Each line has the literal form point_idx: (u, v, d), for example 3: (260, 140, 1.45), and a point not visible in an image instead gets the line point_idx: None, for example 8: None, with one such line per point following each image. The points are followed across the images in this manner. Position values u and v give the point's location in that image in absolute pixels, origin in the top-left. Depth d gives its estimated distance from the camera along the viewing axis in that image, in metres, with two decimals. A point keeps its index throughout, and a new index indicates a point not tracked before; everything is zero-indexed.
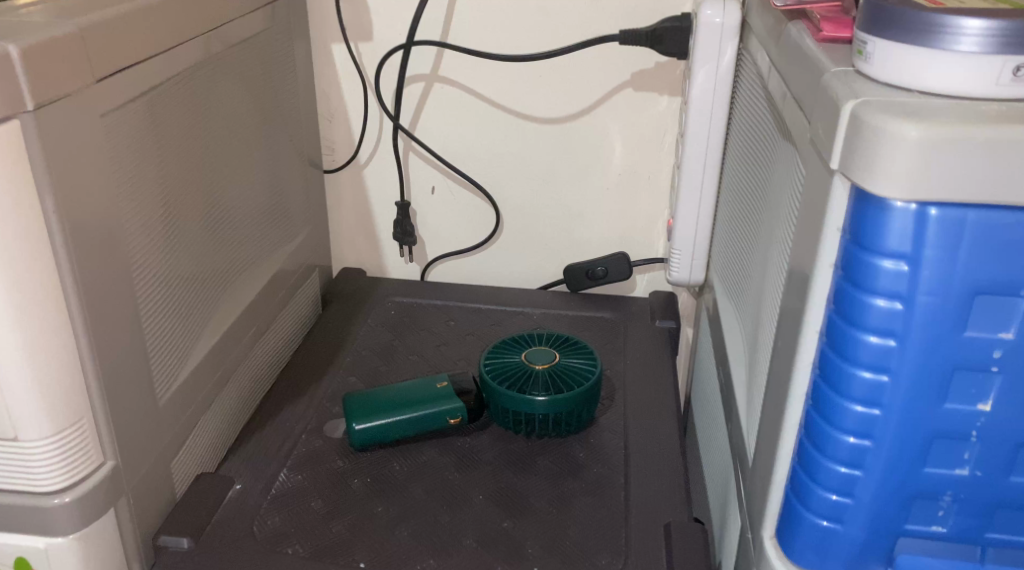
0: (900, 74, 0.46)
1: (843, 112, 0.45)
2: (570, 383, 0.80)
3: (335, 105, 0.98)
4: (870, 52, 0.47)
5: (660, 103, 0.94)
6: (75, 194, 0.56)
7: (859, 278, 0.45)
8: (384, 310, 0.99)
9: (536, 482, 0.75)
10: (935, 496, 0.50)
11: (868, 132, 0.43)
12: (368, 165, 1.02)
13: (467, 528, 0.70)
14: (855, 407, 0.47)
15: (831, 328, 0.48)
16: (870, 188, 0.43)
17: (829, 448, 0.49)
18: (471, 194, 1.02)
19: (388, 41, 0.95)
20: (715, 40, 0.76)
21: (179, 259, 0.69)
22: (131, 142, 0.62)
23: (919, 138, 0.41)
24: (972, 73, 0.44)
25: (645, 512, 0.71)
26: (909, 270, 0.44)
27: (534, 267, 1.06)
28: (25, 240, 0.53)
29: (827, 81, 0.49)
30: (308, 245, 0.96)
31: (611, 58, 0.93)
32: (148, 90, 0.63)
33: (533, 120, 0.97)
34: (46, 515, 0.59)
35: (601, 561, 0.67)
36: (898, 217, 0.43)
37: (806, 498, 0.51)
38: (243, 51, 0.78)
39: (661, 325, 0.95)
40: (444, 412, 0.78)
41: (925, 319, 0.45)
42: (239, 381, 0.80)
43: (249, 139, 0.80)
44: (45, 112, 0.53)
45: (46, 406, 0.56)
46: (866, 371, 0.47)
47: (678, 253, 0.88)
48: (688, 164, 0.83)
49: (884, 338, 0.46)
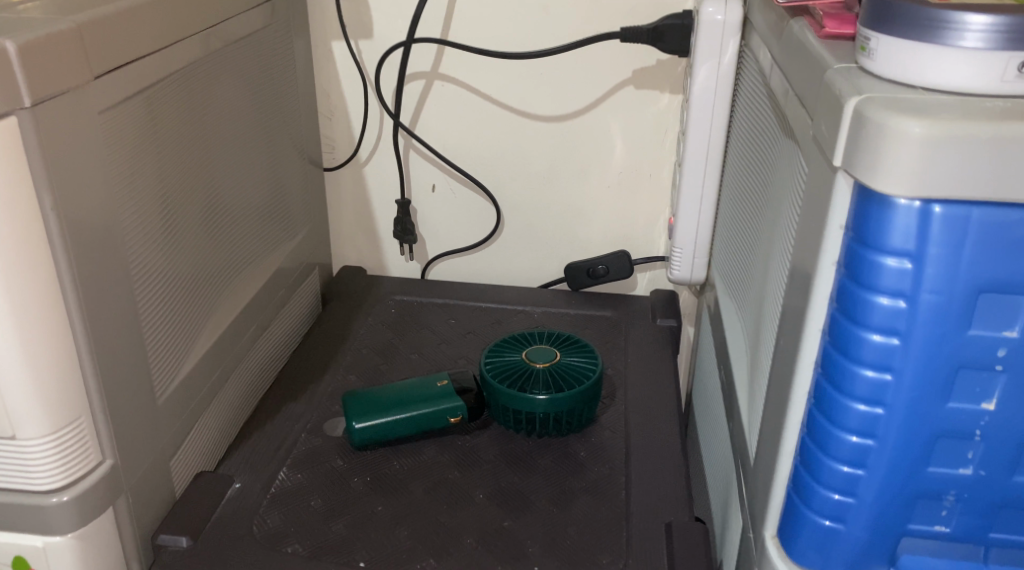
0: (903, 70, 0.45)
1: (846, 109, 0.44)
2: (570, 382, 0.79)
3: (335, 103, 0.98)
4: (873, 49, 0.47)
5: (661, 102, 0.94)
6: (73, 191, 0.56)
7: (862, 276, 0.45)
8: (384, 308, 0.99)
9: (537, 481, 0.74)
10: (938, 496, 0.49)
11: (872, 129, 0.42)
12: (368, 163, 1.01)
13: (467, 527, 0.69)
14: (858, 407, 0.47)
15: (834, 326, 0.48)
16: (873, 186, 0.43)
17: (831, 447, 0.49)
18: (471, 192, 1.02)
19: (388, 39, 0.94)
20: (716, 38, 0.76)
21: (179, 258, 0.69)
22: (129, 139, 0.62)
23: (924, 135, 0.41)
24: (976, 70, 0.44)
25: (646, 512, 0.71)
26: (912, 269, 0.44)
27: (535, 265, 1.06)
28: (23, 237, 0.53)
29: (830, 78, 0.48)
30: (308, 243, 0.96)
31: (612, 55, 0.92)
32: (146, 87, 0.63)
33: (534, 118, 0.97)
34: (44, 514, 0.59)
35: (602, 560, 0.67)
36: (902, 215, 0.43)
37: (808, 498, 0.51)
38: (243, 48, 0.77)
39: (662, 323, 0.95)
40: (444, 411, 0.77)
41: (929, 318, 0.44)
42: (239, 379, 0.79)
43: (248, 136, 0.80)
44: (42, 110, 0.52)
45: (44, 404, 0.56)
46: (869, 370, 0.46)
47: (679, 252, 0.88)
48: (689, 163, 0.82)
49: (887, 337, 0.45)
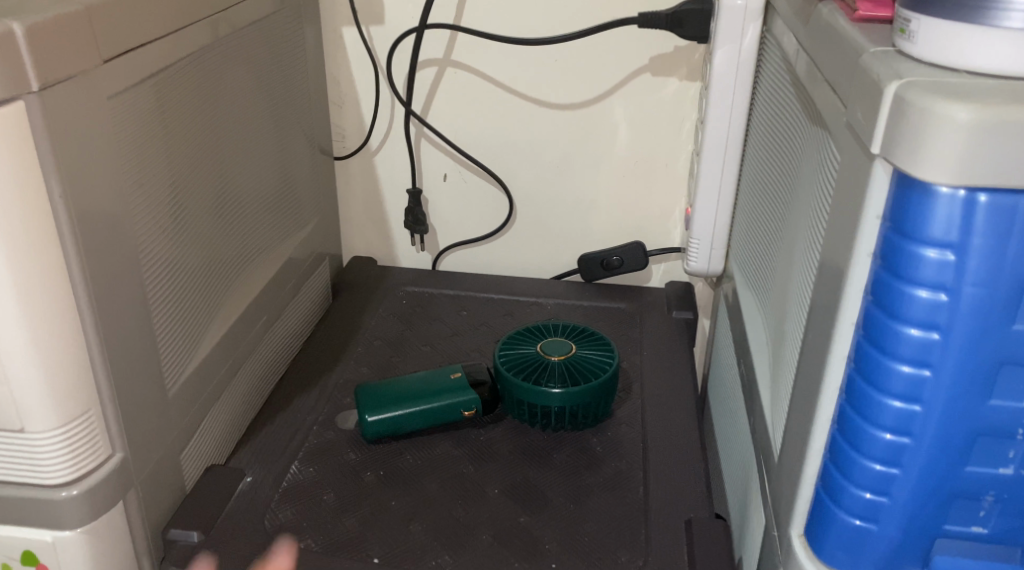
0: (945, 53, 0.43)
1: (885, 94, 0.43)
2: (587, 374, 0.78)
3: (346, 91, 0.97)
4: (913, 31, 0.45)
5: (679, 88, 0.92)
6: (81, 178, 0.54)
7: (900, 267, 0.43)
8: (394, 300, 0.97)
9: (553, 477, 0.73)
10: (977, 496, 0.48)
11: (915, 115, 0.41)
12: (379, 152, 1.00)
13: (483, 523, 0.68)
14: (894, 403, 0.45)
15: (869, 319, 0.46)
16: (914, 173, 0.41)
17: (864, 444, 0.47)
18: (485, 182, 1.00)
19: (399, 25, 0.93)
20: (737, 21, 0.74)
21: (187, 246, 0.68)
22: (138, 125, 0.60)
23: (971, 120, 0.39)
24: (1020, 51, 0.42)
25: (666, 509, 0.69)
26: (954, 260, 0.42)
27: (549, 256, 1.04)
28: (29, 226, 0.51)
29: (866, 61, 0.46)
30: (318, 233, 0.94)
31: (628, 42, 0.90)
32: (154, 72, 0.61)
33: (549, 106, 0.95)
34: (54, 508, 0.57)
35: (620, 557, 0.65)
36: (944, 204, 0.41)
37: (838, 496, 0.50)
38: (251, 34, 0.76)
39: (678, 315, 0.93)
40: (459, 404, 0.76)
41: (970, 311, 0.43)
42: (250, 370, 0.78)
43: (258, 123, 0.78)
44: (50, 93, 0.51)
45: (52, 394, 0.54)
46: (906, 366, 0.45)
47: (696, 243, 0.86)
48: (708, 151, 0.81)
49: (926, 331, 0.44)
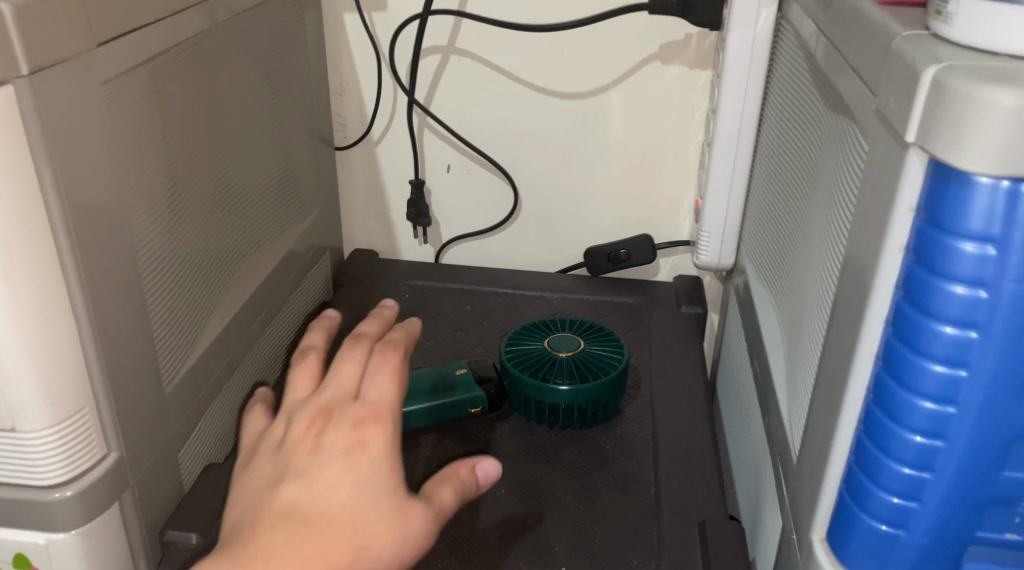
0: (986, 36, 0.41)
1: (922, 79, 0.40)
2: (596, 371, 0.76)
3: (347, 79, 0.94)
4: (951, 13, 0.43)
5: (688, 78, 0.90)
6: (74, 166, 0.52)
7: (936, 261, 0.41)
8: (397, 294, 0.95)
9: (562, 476, 0.71)
10: (1012, 501, 0.46)
11: (955, 100, 0.38)
12: (381, 142, 0.98)
13: (490, 524, 0.66)
14: (926, 405, 0.43)
15: (900, 315, 0.44)
16: (953, 162, 0.39)
17: (894, 447, 0.45)
18: (489, 173, 0.98)
19: (402, 11, 0.90)
20: (751, 6, 0.72)
21: (186, 237, 0.65)
22: (134, 112, 0.58)
23: (1016, 106, 0.37)
24: None
25: (679, 510, 0.67)
26: (995, 254, 0.40)
27: (554, 249, 1.02)
28: (20, 217, 0.49)
29: (898, 45, 0.44)
30: (319, 225, 0.92)
31: (637, 29, 0.88)
32: (151, 56, 0.59)
33: (556, 96, 0.93)
34: (47, 510, 0.55)
35: (632, 560, 0.63)
36: (984, 195, 0.39)
37: (864, 500, 0.48)
38: (251, 19, 0.73)
39: (688, 310, 0.91)
40: (466, 402, 0.75)
41: (1011, 309, 0.41)
42: (249, 366, 0.76)
43: (258, 111, 0.76)
44: (41, 78, 0.49)
45: (45, 392, 0.52)
46: (940, 365, 0.43)
47: (707, 236, 0.84)
48: (720, 141, 0.78)
49: (962, 330, 0.42)
